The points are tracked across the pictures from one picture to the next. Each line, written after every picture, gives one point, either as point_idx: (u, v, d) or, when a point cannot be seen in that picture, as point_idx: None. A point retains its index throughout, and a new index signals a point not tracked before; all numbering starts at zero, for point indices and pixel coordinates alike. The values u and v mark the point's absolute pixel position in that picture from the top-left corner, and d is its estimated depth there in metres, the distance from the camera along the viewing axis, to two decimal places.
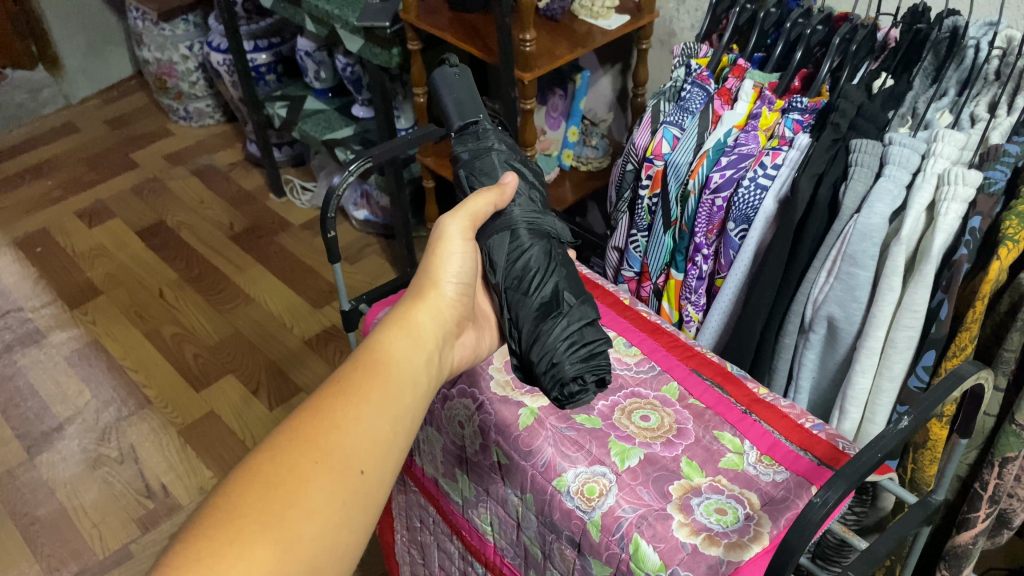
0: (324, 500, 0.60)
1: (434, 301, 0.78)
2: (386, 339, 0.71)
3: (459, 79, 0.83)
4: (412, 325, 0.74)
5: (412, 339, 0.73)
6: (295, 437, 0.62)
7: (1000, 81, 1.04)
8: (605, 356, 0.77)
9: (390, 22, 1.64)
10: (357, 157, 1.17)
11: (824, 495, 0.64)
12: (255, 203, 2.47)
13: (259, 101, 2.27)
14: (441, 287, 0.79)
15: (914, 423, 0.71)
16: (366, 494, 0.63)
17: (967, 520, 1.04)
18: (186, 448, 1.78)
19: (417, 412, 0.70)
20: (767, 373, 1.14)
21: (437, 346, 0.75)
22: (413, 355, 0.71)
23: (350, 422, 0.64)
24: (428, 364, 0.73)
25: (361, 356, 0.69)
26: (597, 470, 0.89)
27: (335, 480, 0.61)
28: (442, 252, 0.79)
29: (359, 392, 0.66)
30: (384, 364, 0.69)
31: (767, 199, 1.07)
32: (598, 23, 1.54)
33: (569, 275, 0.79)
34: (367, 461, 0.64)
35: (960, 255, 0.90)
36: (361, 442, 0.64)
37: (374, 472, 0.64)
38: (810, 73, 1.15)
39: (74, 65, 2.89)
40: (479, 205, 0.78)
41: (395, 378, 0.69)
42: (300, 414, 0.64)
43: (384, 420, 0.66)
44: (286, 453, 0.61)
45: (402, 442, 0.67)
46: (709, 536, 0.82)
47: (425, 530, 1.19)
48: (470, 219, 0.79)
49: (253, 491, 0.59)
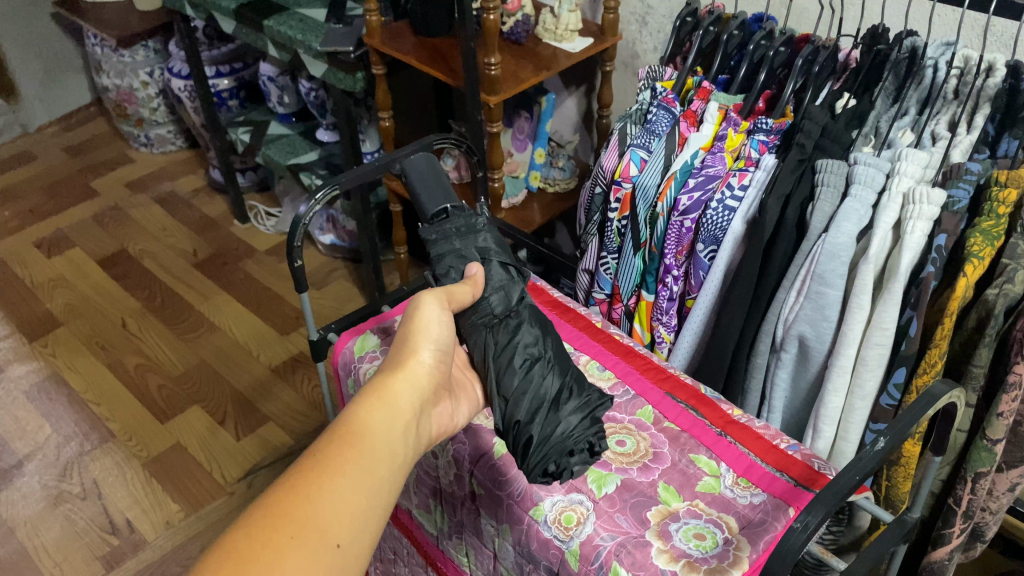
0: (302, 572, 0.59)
1: (412, 369, 0.74)
2: (361, 411, 0.69)
3: (424, 169, 0.91)
4: (388, 395, 0.71)
5: (390, 412, 0.70)
6: (269, 512, 0.60)
7: (960, 100, 1.05)
8: (572, 437, 0.78)
9: (354, 47, 1.64)
10: (324, 186, 1.16)
11: (805, 520, 0.65)
12: (219, 229, 2.44)
13: (222, 127, 2.24)
14: (420, 354, 0.75)
15: (890, 443, 0.72)
16: (343, 564, 0.61)
17: (942, 535, 1.06)
18: (151, 481, 1.73)
19: (394, 480, 0.67)
20: (741, 394, 1.13)
21: (413, 418, 0.72)
22: (389, 427, 0.69)
23: (325, 495, 0.62)
24: (406, 435, 0.70)
25: (337, 428, 0.67)
26: (574, 498, 0.88)
27: (310, 554, 0.59)
28: (419, 324, 0.77)
29: (333, 464, 0.64)
30: (359, 436, 0.67)
31: (735, 220, 1.07)
32: (563, 46, 1.55)
33: (523, 357, 0.81)
34: (343, 533, 0.62)
35: (927, 272, 0.92)
36: (338, 514, 0.62)
37: (354, 539, 0.62)
38: (773, 94, 1.16)
39: (30, 91, 2.83)
40: (458, 289, 0.80)
41: (371, 452, 0.66)
42: (276, 485, 0.62)
43: (360, 489, 0.64)
44: (261, 528, 0.59)
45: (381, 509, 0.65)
46: (688, 562, 0.81)
47: (399, 562, 1.18)
48: (447, 293, 0.79)
49: (226, 569, 0.57)
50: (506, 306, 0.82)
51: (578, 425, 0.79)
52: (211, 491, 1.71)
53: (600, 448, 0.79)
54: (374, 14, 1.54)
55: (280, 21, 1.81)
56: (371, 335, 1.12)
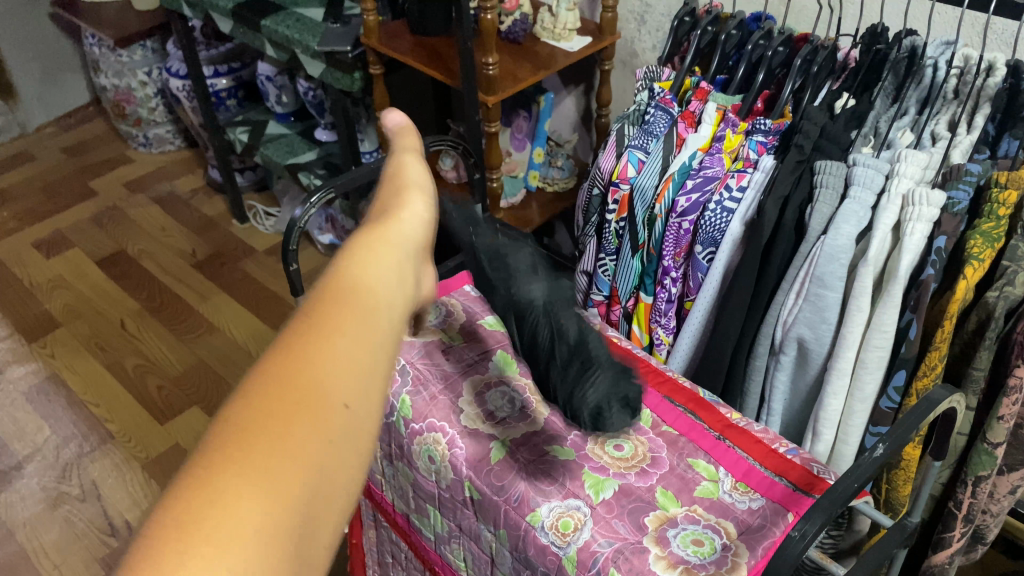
0: (308, 467, 0.39)
1: (407, 220, 0.55)
2: (351, 257, 0.48)
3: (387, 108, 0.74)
4: (380, 238, 0.51)
5: (385, 264, 0.49)
6: (259, 392, 0.40)
7: (960, 100, 1.04)
8: (598, 392, 0.74)
9: (352, 46, 1.63)
10: (320, 186, 1.15)
11: (802, 528, 0.65)
12: (218, 229, 2.43)
13: (220, 127, 2.23)
14: (412, 205, 0.57)
15: (890, 449, 0.71)
16: (349, 443, 0.41)
17: (942, 539, 1.05)
18: (150, 483, 1.73)
19: (398, 343, 0.47)
20: (740, 397, 1.13)
21: (411, 270, 0.51)
22: (392, 268, 0.49)
23: (327, 355, 0.42)
24: (407, 288, 0.49)
25: (323, 282, 0.46)
26: (572, 504, 0.87)
27: (319, 429, 0.40)
28: (401, 183, 0.60)
29: (327, 317, 0.44)
30: (356, 284, 0.46)
31: (734, 222, 1.06)
32: (561, 45, 1.54)
33: (545, 321, 0.74)
34: (351, 392, 0.42)
35: (927, 274, 0.91)
36: (343, 374, 0.42)
37: (362, 415, 0.42)
38: (772, 95, 1.15)
39: (28, 91, 2.82)
40: (405, 141, 0.68)
41: (376, 298, 0.46)
42: (256, 364, 0.42)
43: (367, 342, 0.44)
44: (249, 414, 0.39)
45: (388, 377, 0.45)
46: (686, 568, 0.80)
47: (398, 565, 1.18)
48: (424, 154, 0.65)
49: (214, 474, 0.37)
50: (524, 268, 0.76)
51: (597, 379, 0.74)
52: None
53: (632, 396, 0.75)
54: (372, 14, 1.53)
55: (277, 20, 1.80)
56: None
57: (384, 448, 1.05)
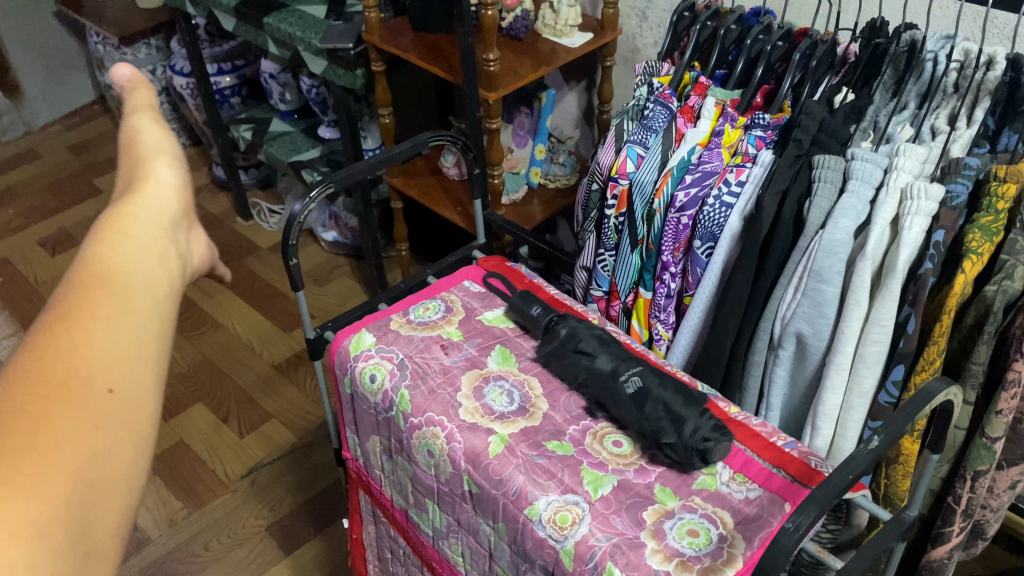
0: (82, 441, 0.50)
1: (153, 191, 0.70)
2: (102, 247, 0.61)
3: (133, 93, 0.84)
4: (127, 225, 0.64)
5: (134, 242, 0.63)
6: (29, 376, 0.51)
7: (959, 93, 1.04)
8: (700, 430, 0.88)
9: (354, 43, 1.63)
10: (320, 182, 1.15)
11: (796, 520, 0.65)
12: (222, 227, 2.44)
13: (224, 125, 2.24)
14: (158, 173, 0.72)
15: (884, 442, 0.73)
16: (124, 416, 0.53)
17: (941, 535, 1.05)
18: (155, 479, 1.74)
19: (163, 317, 0.61)
20: (739, 392, 1.13)
21: (167, 243, 0.66)
22: (141, 257, 0.62)
23: (83, 344, 0.54)
24: (166, 263, 0.64)
25: (81, 273, 0.58)
26: (570, 498, 0.87)
27: (83, 406, 0.51)
28: (144, 156, 0.74)
29: (88, 306, 0.56)
30: (107, 278, 0.59)
31: (732, 217, 1.06)
32: (562, 41, 1.54)
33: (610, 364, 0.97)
34: (115, 379, 0.54)
35: (925, 268, 0.91)
36: (108, 355, 0.54)
37: (130, 392, 0.55)
38: (771, 89, 1.15)
39: (34, 90, 2.83)
40: (142, 102, 0.82)
41: (125, 286, 0.59)
42: (25, 353, 0.53)
43: (125, 328, 0.57)
44: (21, 390, 0.50)
45: (154, 352, 0.58)
46: (682, 561, 0.80)
47: (398, 561, 1.18)
48: (156, 114, 0.80)
49: (9, 449, 0.47)
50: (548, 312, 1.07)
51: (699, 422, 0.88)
52: (214, 488, 1.71)
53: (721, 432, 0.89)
54: (373, 10, 1.53)
55: (280, 18, 1.81)
56: (367, 332, 1.10)
57: (385, 442, 1.06)
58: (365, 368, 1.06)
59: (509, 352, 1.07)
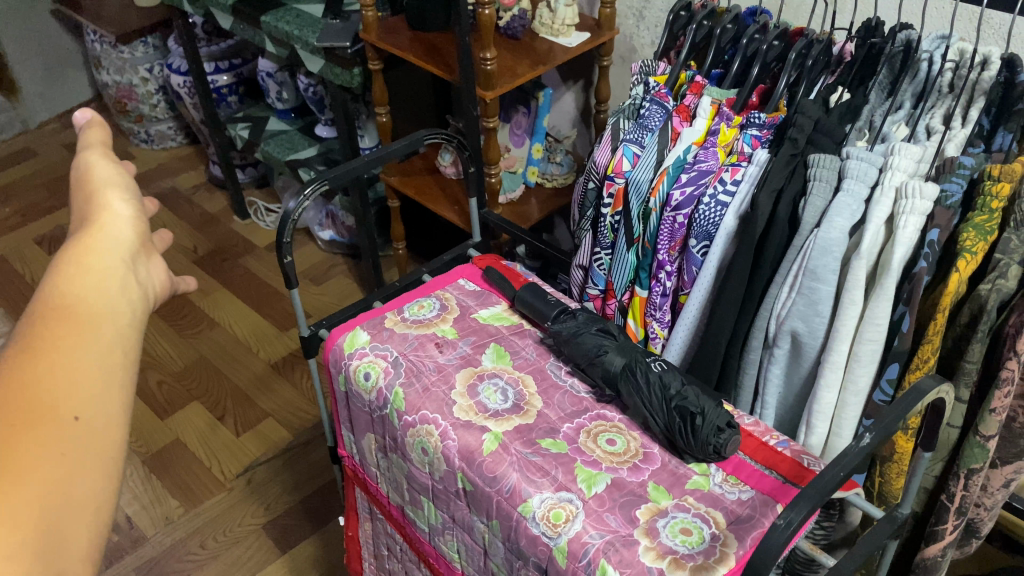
0: (54, 464, 0.45)
1: (109, 227, 0.58)
2: (60, 280, 0.53)
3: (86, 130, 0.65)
4: (88, 258, 0.55)
5: (96, 274, 0.54)
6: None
7: (954, 93, 1.04)
8: (715, 419, 0.89)
9: (350, 42, 1.63)
10: (315, 180, 1.15)
11: (788, 517, 0.65)
12: (219, 225, 2.44)
13: (221, 123, 2.24)
14: (112, 207, 0.59)
15: (876, 439, 0.73)
16: (93, 441, 0.48)
17: (935, 533, 1.05)
18: (151, 478, 1.73)
19: (130, 345, 0.53)
20: (734, 390, 1.13)
21: (128, 274, 0.56)
22: (104, 288, 0.54)
23: (47, 377, 0.47)
24: (129, 293, 0.55)
25: (38, 306, 0.51)
26: (563, 496, 0.87)
27: (46, 438, 0.46)
28: (95, 184, 0.60)
29: (48, 340, 0.49)
30: (69, 308, 0.51)
31: (727, 216, 1.06)
32: (559, 41, 1.54)
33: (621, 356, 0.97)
34: (81, 404, 0.48)
35: (920, 267, 0.91)
36: (72, 381, 0.48)
37: (99, 416, 0.49)
38: (767, 88, 1.16)
39: (31, 88, 2.83)
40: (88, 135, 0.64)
41: (90, 313, 0.52)
42: None
43: (91, 357, 0.50)
44: None
45: (124, 375, 0.52)
46: (674, 559, 0.81)
47: (393, 558, 1.19)
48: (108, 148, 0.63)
49: None
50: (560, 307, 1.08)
51: (712, 410, 0.89)
52: (210, 487, 1.71)
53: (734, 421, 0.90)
54: (370, 9, 1.53)
55: (277, 17, 1.81)
56: (362, 330, 1.10)
57: (380, 440, 1.06)
58: (359, 366, 1.06)
59: (503, 351, 1.07)
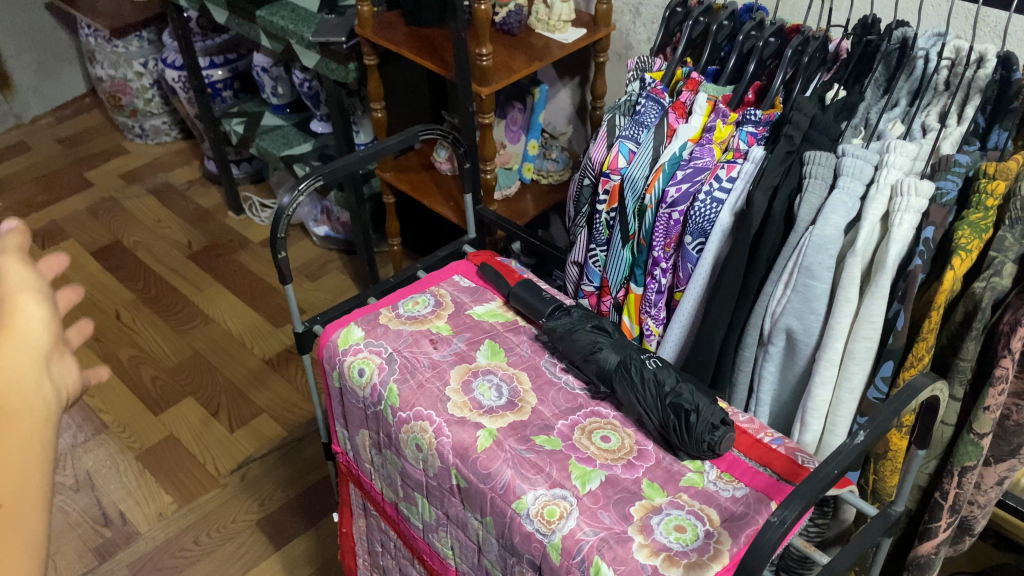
0: None
1: (22, 330, 0.55)
2: None
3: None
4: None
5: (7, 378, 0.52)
6: None
7: (950, 91, 1.04)
8: (709, 416, 0.88)
9: (346, 37, 1.63)
10: (310, 175, 1.14)
11: (782, 514, 0.65)
12: (213, 220, 2.43)
13: (215, 118, 2.23)
14: (24, 306, 0.56)
15: (870, 436, 0.73)
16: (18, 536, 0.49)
17: (929, 530, 1.05)
18: (145, 474, 1.73)
19: (47, 442, 0.53)
20: (728, 387, 1.13)
21: (43, 373, 0.55)
22: (20, 392, 0.52)
23: None
24: (44, 392, 0.54)
25: None
26: (557, 493, 0.87)
27: None
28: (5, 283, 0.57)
29: None
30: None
31: (723, 213, 1.06)
32: (555, 37, 1.54)
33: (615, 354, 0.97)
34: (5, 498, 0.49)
35: (915, 265, 0.91)
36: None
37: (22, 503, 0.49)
38: (762, 86, 1.15)
39: (24, 82, 2.82)
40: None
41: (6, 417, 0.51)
42: None
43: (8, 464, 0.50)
44: None
45: (41, 465, 0.52)
46: (668, 556, 0.81)
47: (387, 554, 1.18)
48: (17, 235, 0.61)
49: None
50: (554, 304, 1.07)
51: (706, 407, 0.89)
52: (205, 482, 1.71)
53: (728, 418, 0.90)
54: (366, 4, 1.53)
55: (272, 11, 1.80)
56: (357, 326, 1.10)
57: (374, 437, 1.06)
58: (353, 362, 1.05)
59: (498, 347, 1.06)
